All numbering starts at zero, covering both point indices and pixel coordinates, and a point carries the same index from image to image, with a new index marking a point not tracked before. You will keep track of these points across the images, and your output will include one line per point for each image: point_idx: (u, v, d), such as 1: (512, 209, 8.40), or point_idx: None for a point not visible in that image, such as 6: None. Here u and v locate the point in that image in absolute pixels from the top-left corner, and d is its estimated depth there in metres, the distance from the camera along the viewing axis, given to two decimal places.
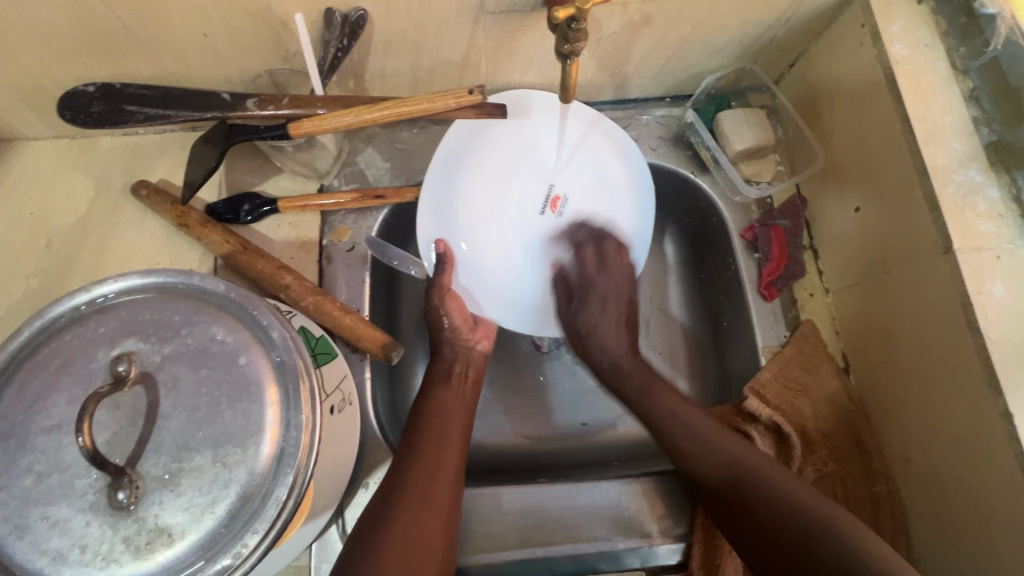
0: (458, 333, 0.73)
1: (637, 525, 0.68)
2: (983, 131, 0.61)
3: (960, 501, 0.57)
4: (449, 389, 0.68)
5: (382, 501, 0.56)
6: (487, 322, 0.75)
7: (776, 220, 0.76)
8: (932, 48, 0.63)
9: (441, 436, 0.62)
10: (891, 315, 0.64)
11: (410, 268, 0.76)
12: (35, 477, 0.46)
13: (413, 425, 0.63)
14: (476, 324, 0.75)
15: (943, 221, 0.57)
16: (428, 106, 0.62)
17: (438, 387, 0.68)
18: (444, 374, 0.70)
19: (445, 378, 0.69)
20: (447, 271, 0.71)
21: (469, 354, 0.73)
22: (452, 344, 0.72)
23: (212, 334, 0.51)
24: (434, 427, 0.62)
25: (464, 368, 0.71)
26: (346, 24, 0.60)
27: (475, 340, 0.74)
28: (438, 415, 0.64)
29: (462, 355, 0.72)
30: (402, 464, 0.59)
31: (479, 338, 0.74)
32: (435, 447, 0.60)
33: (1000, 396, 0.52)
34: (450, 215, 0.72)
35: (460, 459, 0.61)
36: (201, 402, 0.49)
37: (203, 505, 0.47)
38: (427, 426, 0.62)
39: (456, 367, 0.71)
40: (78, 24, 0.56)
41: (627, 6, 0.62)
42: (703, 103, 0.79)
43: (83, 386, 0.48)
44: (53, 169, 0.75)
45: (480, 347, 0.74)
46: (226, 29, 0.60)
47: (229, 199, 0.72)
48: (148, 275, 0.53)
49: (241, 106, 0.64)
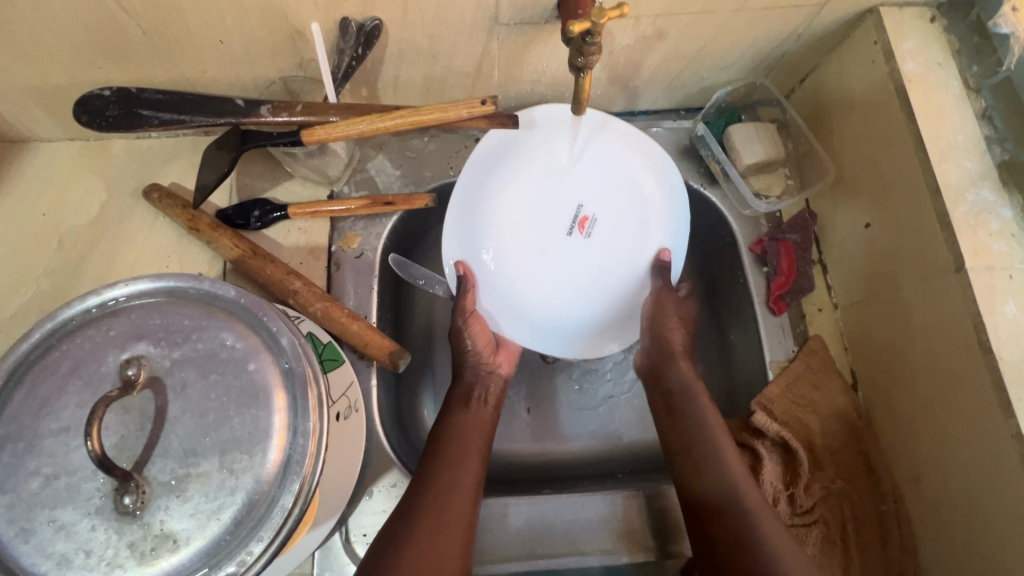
0: (480, 357, 0.72)
1: (643, 540, 0.67)
2: (995, 150, 0.61)
3: (970, 524, 0.56)
4: (468, 413, 0.68)
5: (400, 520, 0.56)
6: (508, 346, 0.77)
7: (785, 234, 0.76)
8: (944, 67, 0.64)
9: (456, 458, 0.62)
10: (902, 337, 0.64)
11: (434, 287, 0.79)
12: (42, 480, 0.46)
13: (431, 445, 0.64)
14: (499, 347, 0.76)
15: (955, 238, 0.57)
16: (442, 116, 0.64)
17: (454, 406, 0.68)
18: (463, 398, 0.69)
19: (464, 403, 0.69)
20: (470, 292, 0.71)
21: (489, 378, 0.73)
22: (475, 368, 0.72)
23: (222, 339, 0.51)
24: (454, 449, 0.63)
25: (484, 392, 0.71)
26: (361, 33, 0.60)
27: (497, 363, 0.75)
28: (453, 434, 0.65)
29: (483, 379, 0.72)
30: (417, 483, 0.59)
31: (501, 361, 0.75)
32: (450, 470, 0.61)
33: (1012, 417, 0.52)
34: (471, 237, 0.74)
35: (478, 477, 0.62)
36: (209, 407, 0.49)
37: (209, 511, 0.46)
38: (445, 446, 0.63)
39: (476, 391, 0.71)
40: (96, 29, 0.57)
41: (640, 20, 0.62)
42: (714, 116, 0.79)
43: (91, 389, 0.48)
44: (67, 171, 0.75)
45: (501, 370, 0.75)
46: (242, 35, 0.60)
47: (240, 204, 0.72)
48: (159, 279, 0.53)
49: (255, 113, 0.65)
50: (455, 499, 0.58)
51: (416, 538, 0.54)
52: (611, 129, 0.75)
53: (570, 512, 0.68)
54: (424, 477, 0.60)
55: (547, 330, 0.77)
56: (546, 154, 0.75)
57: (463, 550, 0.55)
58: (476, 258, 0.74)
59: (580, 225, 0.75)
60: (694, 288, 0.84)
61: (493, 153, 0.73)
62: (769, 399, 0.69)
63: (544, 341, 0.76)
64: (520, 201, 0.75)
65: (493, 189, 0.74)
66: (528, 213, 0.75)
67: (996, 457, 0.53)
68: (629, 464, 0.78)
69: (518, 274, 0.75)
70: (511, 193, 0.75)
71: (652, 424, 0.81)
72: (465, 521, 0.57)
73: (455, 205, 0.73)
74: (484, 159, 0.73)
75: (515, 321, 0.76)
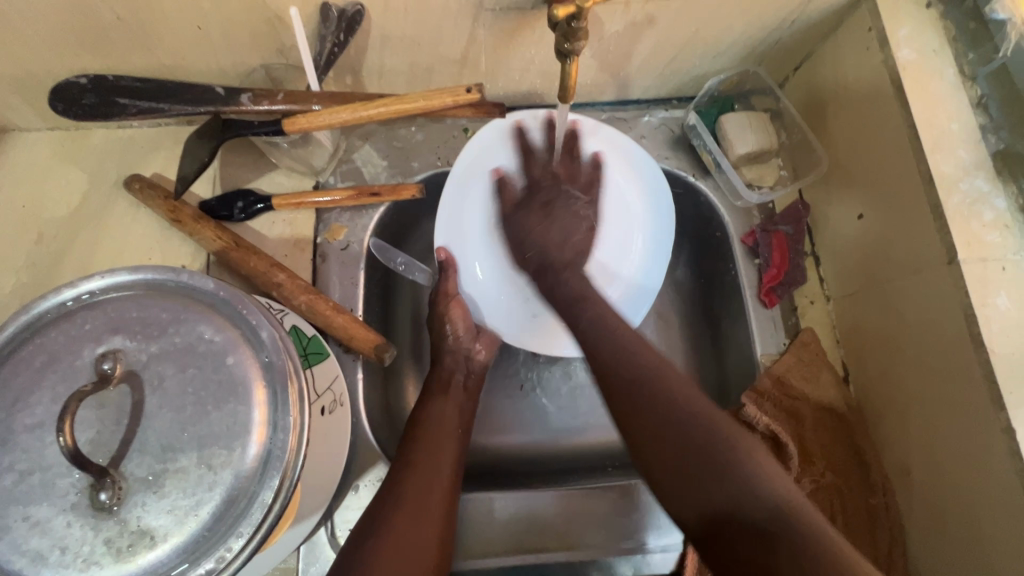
0: (460, 341, 0.71)
1: (630, 533, 0.67)
2: (990, 139, 0.60)
3: (958, 518, 0.56)
4: (448, 398, 0.67)
5: (380, 504, 0.55)
6: (490, 331, 0.74)
7: (778, 226, 0.75)
8: (940, 53, 0.62)
9: (434, 447, 0.61)
10: (894, 328, 0.63)
11: (413, 273, 0.78)
12: (16, 476, 0.45)
13: (410, 431, 0.63)
14: (479, 334, 0.73)
15: (948, 230, 0.56)
16: (427, 104, 0.63)
17: (434, 392, 0.67)
18: (443, 386, 0.68)
19: (444, 389, 0.68)
20: (451, 278, 0.72)
21: (468, 363, 0.71)
22: (454, 353, 0.70)
23: (200, 333, 0.50)
24: (431, 435, 0.62)
25: (464, 378, 0.70)
26: (343, 19, 0.59)
27: (476, 349, 0.72)
28: (432, 418, 0.64)
29: (462, 364, 0.70)
30: (396, 469, 0.59)
31: (479, 347, 0.72)
32: (432, 456, 0.60)
33: (1003, 410, 0.51)
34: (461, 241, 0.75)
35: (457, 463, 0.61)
36: (187, 402, 0.48)
37: (187, 507, 0.46)
38: (424, 431, 0.63)
39: (456, 376, 0.70)
40: (69, 15, 0.55)
41: (629, 6, 0.60)
42: (706, 106, 0.78)
43: (66, 384, 0.47)
44: (45, 161, 0.74)
45: (480, 356, 0.72)
46: (221, 22, 0.59)
47: (223, 196, 0.71)
48: (136, 271, 0.52)
49: (235, 101, 0.63)
50: (436, 484, 0.58)
51: (395, 523, 0.53)
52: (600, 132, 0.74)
53: (559, 506, 0.68)
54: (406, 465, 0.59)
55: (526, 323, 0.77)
56: (534, 154, 0.74)
57: (442, 537, 0.55)
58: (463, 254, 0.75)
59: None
60: (685, 281, 0.83)
61: (484, 149, 0.73)
62: (758, 393, 0.68)
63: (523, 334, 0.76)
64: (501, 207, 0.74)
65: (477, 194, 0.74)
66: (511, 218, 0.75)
67: (988, 448, 0.53)
68: (618, 458, 0.78)
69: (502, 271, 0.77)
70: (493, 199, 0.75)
71: None
72: (444, 504, 0.57)
73: (447, 197, 0.73)
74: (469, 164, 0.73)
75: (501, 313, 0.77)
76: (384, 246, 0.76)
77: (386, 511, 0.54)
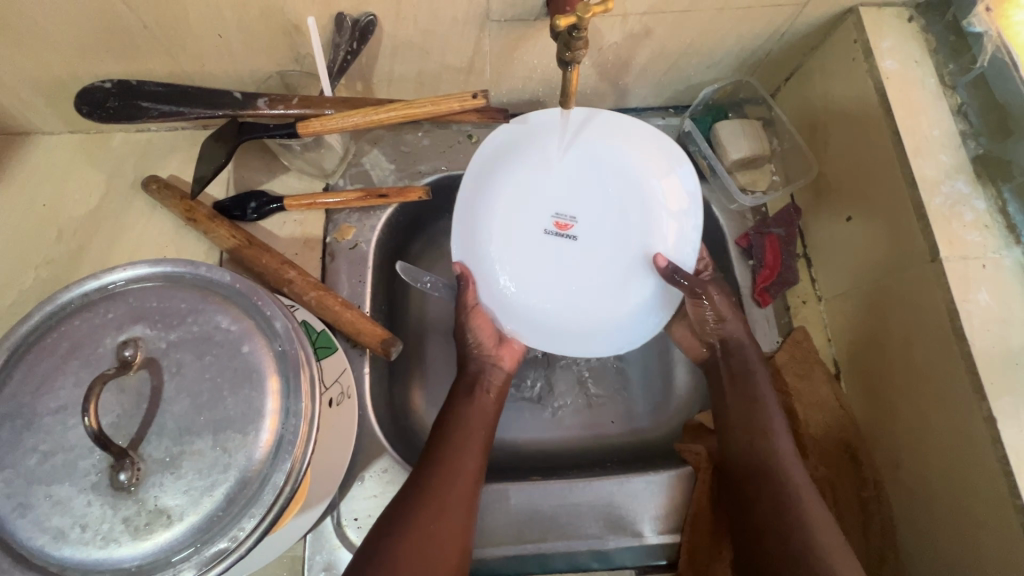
0: (483, 350, 0.74)
1: (629, 524, 0.68)
2: (970, 144, 0.63)
3: (945, 509, 0.58)
4: (473, 401, 0.69)
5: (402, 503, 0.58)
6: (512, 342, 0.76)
7: (770, 229, 0.77)
8: (921, 64, 0.66)
9: (460, 443, 0.64)
10: (881, 329, 0.66)
11: (439, 291, 0.79)
12: (41, 456, 0.47)
13: (435, 432, 0.65)
14: (501, 342, 0.76)
15: (931, 229, 0.59)
16: (433, 109, 0.66)
17: (458, 393, 0.70)
18: (468, 387, 0.71)
19: (468, 392, 0.70)
20: (470, 289, 0.72)
21: (493, 371, 0.74)
22: (479, 360, 0.73)
23: (217, 322, 0.53)
24: (460, 434, 0.65)
25: (488, 383, 0.73)
26: (356, 29, 0.62)
27: (500, 358, 0.76)
28: (457, 420, 0.66)
29: (487, 370, 0.74)
30: (420, 465, 0.62)
31: (502, 356, 0.76)
32: (455, 455, 0.63)
33: (984, 400, 0.53)
34: (478, 251, 0.74)
35: (480, 463, 0.64)
36: (204, 388, 0.50)
37: (202, 488, 0.48)
38: (452, 432, 0.65)
39: (482, 381, 0.72)
40: (98, 23, 0.59)
41: (627, 18, 0.64)
42: (701, 113, 0.82)
43: (89, 369, 0.49)
44: (66, 163, 0.77)
45: (502, 366, 0.76)
46: (240, 31, 0.62)
47: (237, 196, 0.73)
48: (156, 264, 0.55)
49: (252, 105, 0.67)
50: (459, 482, 0.61)
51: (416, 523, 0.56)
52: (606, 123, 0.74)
53: (560, 497, 0.69)
54: (429, 460, 0.62)
55: (561, 331, 0.74)
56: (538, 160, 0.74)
57: (462, 538, 0.58)
58: (483, 264, 0.74)
59: (563, 226, 0.74)
60: None
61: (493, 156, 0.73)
62: None
63: (556, 341, 0.74)
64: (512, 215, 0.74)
65: (491, 199, 0.74)
66: (522, 221, 0.74)
67: (971, 440, 0.55)
68: (619, 453, 0.80)
69: (524, 279, 0.74)
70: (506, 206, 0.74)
71: (640, 414, 0.83)
72: (466, 504, 0.60)
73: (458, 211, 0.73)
74: (480, 170, 0.73)
75: (535, 324, 0.74)
76: (410, 267, 0.77)
77: (411, 506, 0.58)
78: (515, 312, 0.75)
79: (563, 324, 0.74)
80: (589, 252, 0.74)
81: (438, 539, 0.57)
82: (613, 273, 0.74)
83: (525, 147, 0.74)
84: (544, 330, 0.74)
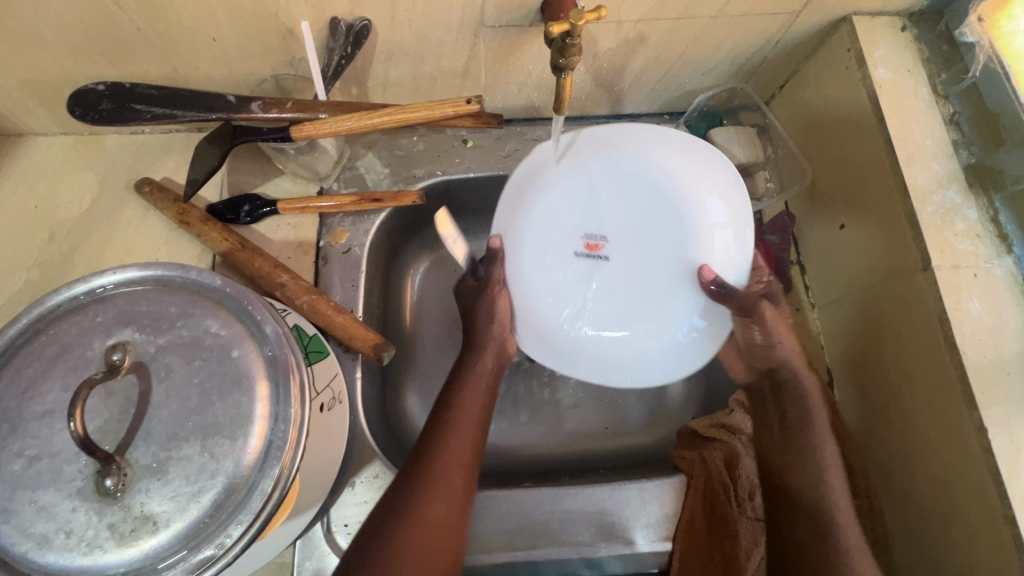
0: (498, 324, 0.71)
1: (621, 531, 0.68)
2: (962, 153, 0.63)
3: (936, 518, 0.58)
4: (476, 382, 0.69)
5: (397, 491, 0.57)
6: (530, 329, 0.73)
7: (764, 236, 0.79)
8: (914, 73, 0.66)
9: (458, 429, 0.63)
10: (874, 336, 0.65)
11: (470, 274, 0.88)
12: (26, 461, 0.47)
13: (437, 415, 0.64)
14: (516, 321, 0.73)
15: (923, 238, 0.59)
16: (427, 114, 0.66)
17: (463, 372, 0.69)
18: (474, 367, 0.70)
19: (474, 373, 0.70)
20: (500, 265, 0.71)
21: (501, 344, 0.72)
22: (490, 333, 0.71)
23: (207, 326, 0.52)
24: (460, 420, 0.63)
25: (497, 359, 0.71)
26: (350, 33, 0.62)
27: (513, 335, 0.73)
28: (458, 404, 0.65)
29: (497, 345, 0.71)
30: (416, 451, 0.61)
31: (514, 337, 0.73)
32: (453, 440, 0.62)
33: (975, 410, 0.53)
34: (521, 289, 0.72)
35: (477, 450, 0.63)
36: (193, 393, 0.50)
37: (189, 494, 0.47)
38: (453, 417, 0.64)
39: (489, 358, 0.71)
40: (91, 26, 0.59)
41: (621, 25, 0.64)
42: (696, 120, 0.83)
43: (77, 373, 0.49)
44: (60, 165, 0.76)
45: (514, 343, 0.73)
46: (234, 34, 0.62)
47: (230, 199, 0.73)
48: (147, 267, 0.54)
49: (245, 109, 0.67)
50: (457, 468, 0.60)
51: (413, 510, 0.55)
52: (622, 134, 0.70)
53: (552, 503, 0.69)
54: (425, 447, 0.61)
55: (618, 360, 0.70)
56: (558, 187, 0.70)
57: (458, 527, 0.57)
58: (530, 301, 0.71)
59: (594, 246, 0.69)
60: None
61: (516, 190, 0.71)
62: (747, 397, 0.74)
63: (612, 373, 0.70)
64: (545, 247, 0.70)
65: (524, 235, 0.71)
66: (557, 252, 0.70)
67: (962, 449, 0.55)
68: (611, 460, 0.80)
69: (569, 312, 0.71)
70: (538, 241, 0.70)
71: (633, 420, 0.83)
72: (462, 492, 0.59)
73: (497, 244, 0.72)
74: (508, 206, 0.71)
75: (589, 356, 0.71)
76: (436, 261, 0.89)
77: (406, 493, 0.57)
78: (564, 348, 0.71)
79: (619, 354, 0.70)
80: (631, 272, 0.69)
81: (435, 529, 0.55)
82: (662, 292, 0.69)
83: (543, 174, 0.70)
84: (599, 361, 0.71)
